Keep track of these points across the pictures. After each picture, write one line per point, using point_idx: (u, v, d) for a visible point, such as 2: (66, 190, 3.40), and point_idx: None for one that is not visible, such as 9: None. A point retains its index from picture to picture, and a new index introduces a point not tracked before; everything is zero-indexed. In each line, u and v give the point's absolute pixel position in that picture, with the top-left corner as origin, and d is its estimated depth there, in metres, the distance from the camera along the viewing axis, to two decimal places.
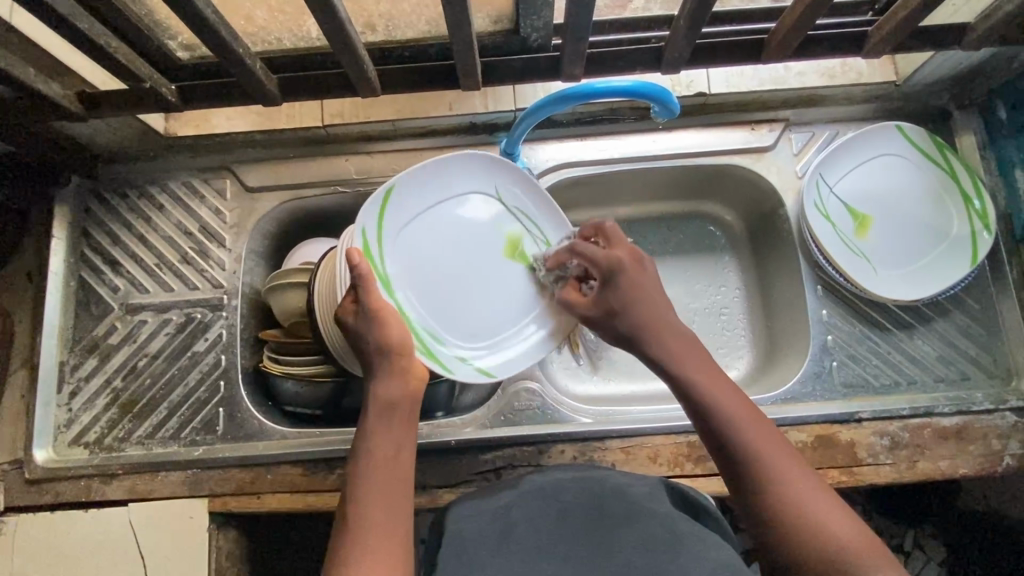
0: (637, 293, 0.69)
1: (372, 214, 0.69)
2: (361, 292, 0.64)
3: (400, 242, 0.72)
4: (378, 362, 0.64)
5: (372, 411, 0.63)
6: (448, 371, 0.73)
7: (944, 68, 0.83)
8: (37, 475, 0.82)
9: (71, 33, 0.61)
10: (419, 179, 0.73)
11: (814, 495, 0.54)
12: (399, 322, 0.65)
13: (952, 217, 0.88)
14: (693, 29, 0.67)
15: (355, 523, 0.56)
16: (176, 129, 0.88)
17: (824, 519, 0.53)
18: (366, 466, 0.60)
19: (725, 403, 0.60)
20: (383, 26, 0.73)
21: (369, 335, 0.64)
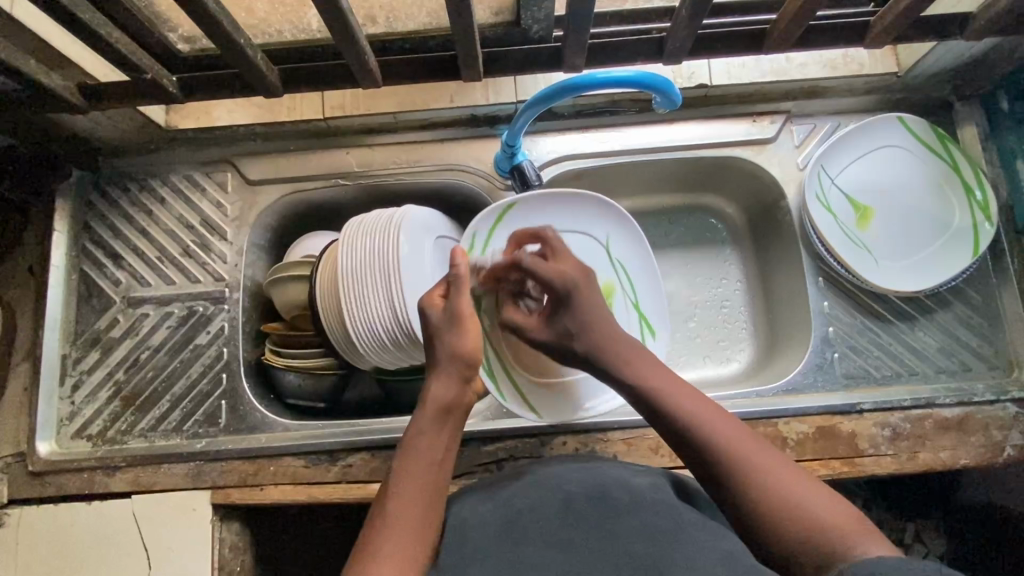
0: (587, 311, 0.70)
1: (487, 222, 0.82)
2: (454, 292, 0.68)
3: (504, 258, 0.84)
4: (444, 363, 0.66)
5: (425, 410, 0.64)
6: (499, 397, 0.81)
7: (947, 59, 0.83)
8: (40, 468, 0.82)
9: (71, 23, 0.61)
10: (538, 208, 0.85)
11: (787, 479, 0.55)
12: (475, 334, 0.68)
13: (953, 208, 0.88)
14: (694, 19, 0.67)
15: (395, 515, 0.57)
16: (178, 123, 0.88)
17: (801, 501, 0.53)
18: (412, 458, 0.61)
19: (685, 403, 0.62)
20: (383, 18, 0.74)
21: (446, 334, 0.67)
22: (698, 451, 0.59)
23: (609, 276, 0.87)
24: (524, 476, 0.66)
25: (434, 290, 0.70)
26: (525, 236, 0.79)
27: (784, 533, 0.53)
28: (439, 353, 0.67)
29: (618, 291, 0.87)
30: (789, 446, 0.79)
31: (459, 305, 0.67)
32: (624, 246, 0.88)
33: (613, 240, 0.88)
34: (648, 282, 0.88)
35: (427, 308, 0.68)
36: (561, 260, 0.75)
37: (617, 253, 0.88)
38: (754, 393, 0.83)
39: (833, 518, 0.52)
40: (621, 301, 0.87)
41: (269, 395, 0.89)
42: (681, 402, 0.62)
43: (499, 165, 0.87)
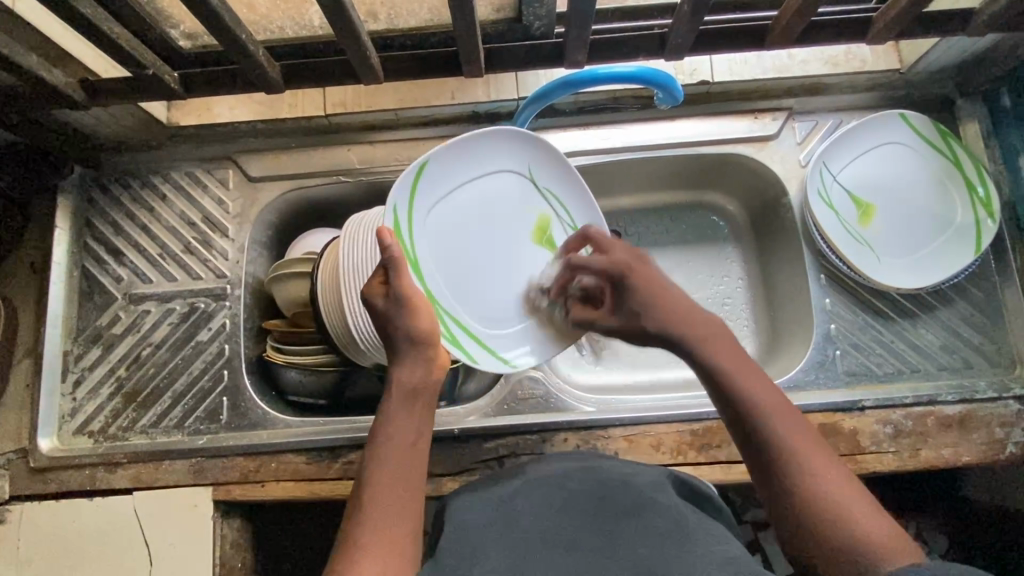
0: (650, 290, 0.67)
1: (404, 191, 0.71)
2: (394, 274, 0.64)
3: (431, 224, 0.74)
4: (403, 348, 0.65)
5: (394, 396, 0.64)
6: (470, 360, 0.74)
7: (949, 55, 0.82)
8: (42, 465, 0.82)
9: (74, 20, 0.61)
10: (451, 161, 0.75)
11: (847, 492, 0.53)
12: (426, 311, 0.66)
13: (956, 205, 0.88)
14: (696, 15, 0.67)
15: (370, 502, 0.57)
16: (179, 119, 0.89)
17: (853, 516, 0.51)
18: (385, 447, 0.61)
19: (760, 393, 0.59)
20: (385, 14, 0.74)
21: (398, 319, 0.64)
22: (765, 448, 0.56)
23: (541, 208, 0.82)
24: (525, 473, 0.66)
25: (374, 277, 0.66)
26: (576, 240, 0.78)
27: (831, 542, 0.51)
28: (393, 337, 0.65)
29: (553, 221, 0.83)
30: None
31: (402, 285, 0.64)
32: (553, 181, 0.82)
33: (538, 170, 0.82)
34: (582, 204, 0.83)
35: (370, 298, 0.65)
36: (612, 251, 0.72)
37: (543, 181, 0.82)
38: None
39: (886, 540, 0.50)
40: (559, 227, 0.83)
41: (270, 391, 0.90)
42: (758, 394, 0.59)
43: None
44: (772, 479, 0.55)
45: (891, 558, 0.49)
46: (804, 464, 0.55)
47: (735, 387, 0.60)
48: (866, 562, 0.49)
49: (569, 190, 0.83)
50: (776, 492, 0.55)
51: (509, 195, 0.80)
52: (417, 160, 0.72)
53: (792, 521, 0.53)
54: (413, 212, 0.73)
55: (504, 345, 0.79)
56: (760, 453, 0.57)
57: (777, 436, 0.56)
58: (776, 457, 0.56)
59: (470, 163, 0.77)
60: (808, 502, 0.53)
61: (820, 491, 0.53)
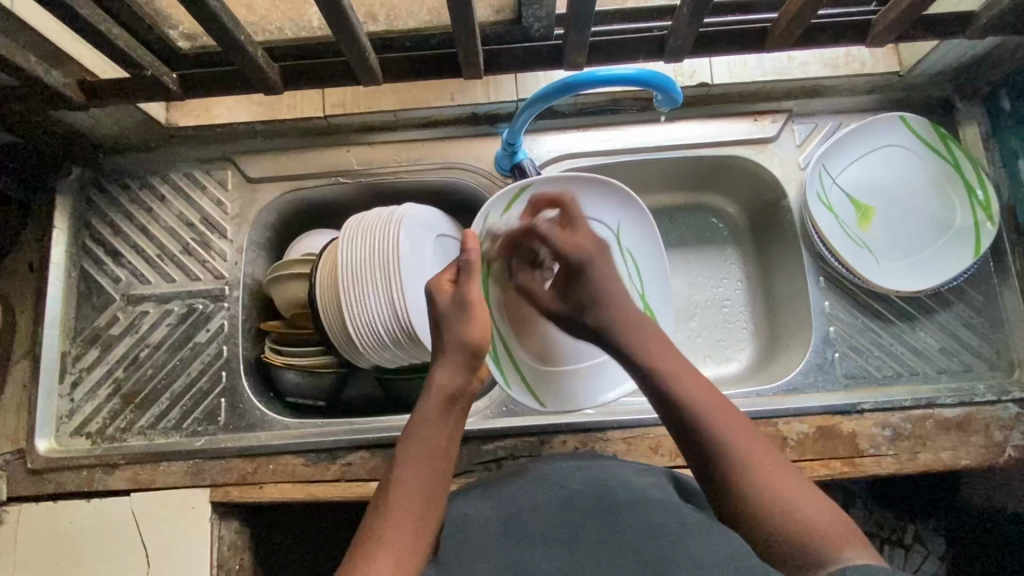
0: (600, 290, 0.75)
1: (499, 207, 0.80)
2: (464, 278, 0.66)
3: (516, 245, 0.83)
4: (453, 352, 0.64)
5: (431, 398, 0.63)
6: (503, 384, 0.81)
7: (949, 58, 0.82)
8: (39, 465, 0.82)
9: (72, 20, 0.61)
10: (551, 200, 0.83)
11: (780, 479, 0.58)
12: (486, 324, 0.66)
13: (955, 208, 0.88)
14: (696, 17, 0.67)
15: (394, 504, 0.57)
16: (178, 120, 0.88)
17: (785, 499, 0.57)
18: (416, 449, 0.61)
19: (699, 394, 0.64)
20: (384, 16, 0.74)
21: (456, 323, 0.65)
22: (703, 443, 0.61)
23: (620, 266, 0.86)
24: (524, 475, 0.65)
25: (445, 274, 0.68)
26: (541, 199, 0.81)
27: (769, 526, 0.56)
28: (446, 340, 0.65)
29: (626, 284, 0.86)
30: (790, 445, 0.79)
31: (469, 291, 0.65)
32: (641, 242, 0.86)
33: (624, 228, 0.86)
34: (657, 271, 0.86)
35: (435, 293, 0.66)
36: (577, 233, 0.79)
37: (628, 240, 0.86)
38: (753, 392, 0.83)
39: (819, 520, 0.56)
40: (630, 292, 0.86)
41: (268, 392, 0.89)
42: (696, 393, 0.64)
43: (500, 163, 0.87)
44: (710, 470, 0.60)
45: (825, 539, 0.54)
46: (748, 458, 0.59)
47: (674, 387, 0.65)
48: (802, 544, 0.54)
49: (649, 256, 0.86)
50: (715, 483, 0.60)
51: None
52: (521, 183, 0.80)
53: (733, 508, 0.58)
54: (506, 225, 0.82)
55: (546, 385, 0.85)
56: (699, 448, 0.61)
57: (714, 432, 0.61)
58: (713, 450, 0.60)
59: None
60: (744, 491, 0.58)
61: (755, 479, 0.58)
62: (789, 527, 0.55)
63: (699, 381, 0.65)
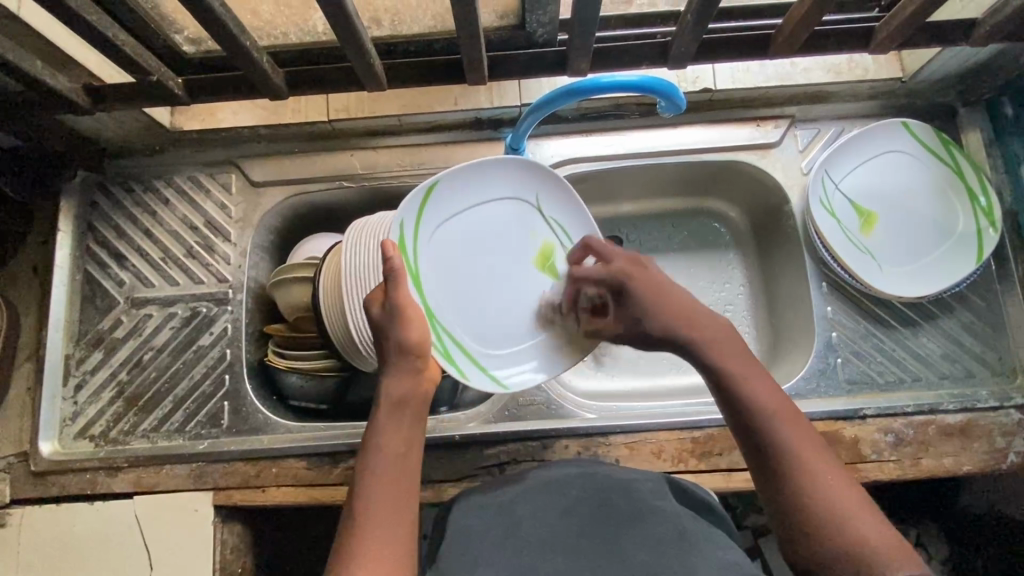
0: (650, 296, 0.68)
1: (411, 209, 0.71)
2: (392, 285, 0.64)
3: (436, 241, 0.73)
4: (396, 359, 0.64)
5: (386, 406, 0.63)
6: (462, 378, 0.73)
7: (951, 65, 0.83)
8: (42, 468, 0.82)
9: (79, 26, 0.61)
10: (461, 184, 0.75)
11: (847, 498, 0.54)
12: (421, 326, 0.64)
13: (958, 214, 0.88)
14: (700, 24, 0.67)
15: (362, 517, 0.57)
16: (182, 124, 0.88)
17: (854, 520, 0.53)
18: (375, 459, 0.60)
19: (765, 397, 0.59)
20: (388, 21, 0.74)
21: (395, 329, 0.64)
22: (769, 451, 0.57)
23: (547, 237, 0.80)
24: (526, 479, 0.65)
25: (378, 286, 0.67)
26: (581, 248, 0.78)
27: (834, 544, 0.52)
28: (388, 348, 0.64)
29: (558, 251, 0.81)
30: None
31: (400, 296, 0.64)
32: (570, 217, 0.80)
33: (544, 201, 0.80)
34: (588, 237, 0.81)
35: (369, 306, 0.65)
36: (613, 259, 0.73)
37: (551, 211, 0.80)
38: None
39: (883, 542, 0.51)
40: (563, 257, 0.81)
41: (271, 395, 0.90)
42: (767, 397, 0.59)
43: None
44: (777, 481, 0.56)
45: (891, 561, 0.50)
46: (809, 467, 0.55)
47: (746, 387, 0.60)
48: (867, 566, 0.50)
49: (575, 222, 0.81)
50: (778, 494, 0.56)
51: (512, 222, 0.78)
52: (428, 180, 0.71)
53: (792, 517, 0.54)
54: (419, 229, 0.72)
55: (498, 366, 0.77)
56: (766, 457, 0.57)
57: (785, 440, 0.57)
58: (784, 460, 0.56)
59: (473, 189, 0.76)
60: (809, 502, 0.54)
61: (820, 493, 0.54)
62: (841, 542, 0.52)
63: (768, 385, 0.61)
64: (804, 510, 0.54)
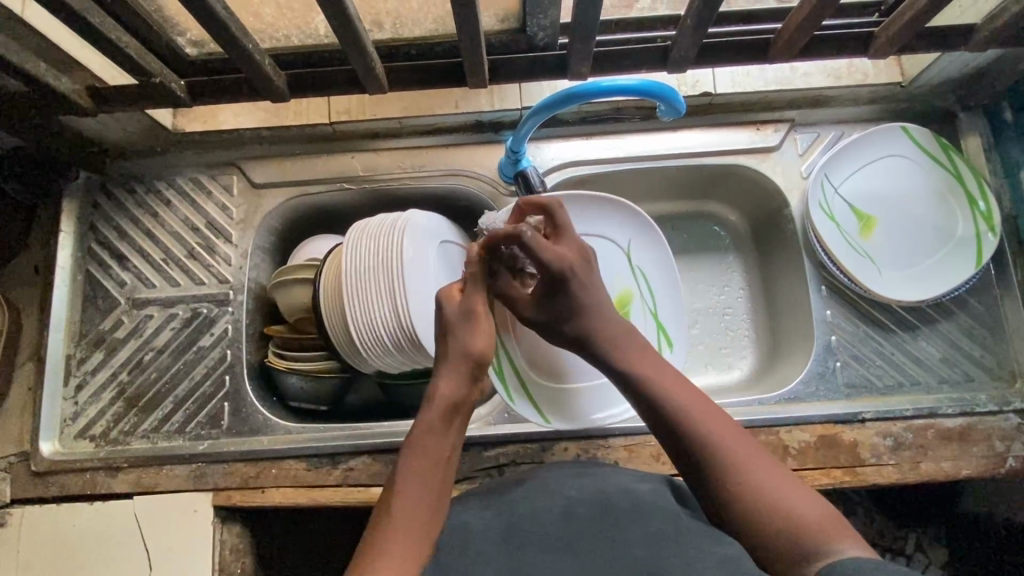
0: (581, 300, 0.67)
1: None
2: (475, 286, 0.67)
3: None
4: (456, 361, 0.65)
5: (433, 406, 0.64)
6: (509, 400, 0.81)
7: (951, 69, 0.83)
8: (43, 468, 0.83)
9: (82, 28, 0.62)
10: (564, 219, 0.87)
11: (768, 474, 0.57)
12: (490, 335, 0.67)
13: (957, 218, 0.88)
14: (699, 29, 0.68)
15: (398, 514, 0.57)
16: (184, 125, 0.89)
17: (778, 494, 0.56)
18: (417, 456, 0.61)
19: (680, 395, 0.63)
20: (390, 23, 0.74)
21: (465, 334, 0.66)
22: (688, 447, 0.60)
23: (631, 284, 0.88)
24: (525, 481, 0.66)
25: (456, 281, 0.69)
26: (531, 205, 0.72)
27: (763, 522, 0.55)
28: (452, 350, 0.66)
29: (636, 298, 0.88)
30: (791, 454, 0.79)
31: (478, 302, 0.67)
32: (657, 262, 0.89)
33: (636, 247, 0.89)
34: (666, 292, 0.88)
35: (445, 300, 0.68)
36: (562, 241, 0.70)
37: (638, 260, 0.89)
38: (755, 400, 0.83)
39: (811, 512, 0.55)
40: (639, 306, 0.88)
41: (270, 396, 0.89)
42: (680, 396, 0.62)
43: (504, 171, 0.87)
44: (698, 472, 0.59)
45: (820, 529, 0.53)
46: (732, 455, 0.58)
47: (658, 389, 0.63)
48: (798, 536, 0.53)
49: (660, 277, 0.88)
50: (705, 484, 0.59)
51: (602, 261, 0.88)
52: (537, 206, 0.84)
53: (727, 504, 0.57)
54: None
55: (550, 401, 0.83)
56: (686, 455, 0.60)
57: (701, 434, 0.60)
58: (702, 451, 0.59)
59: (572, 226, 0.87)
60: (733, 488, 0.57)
61: (742, 475, 0.57)
62: (781, 522, 0.54)
63: (681, 383, 0.64)
64: (733, 495, 0.57)
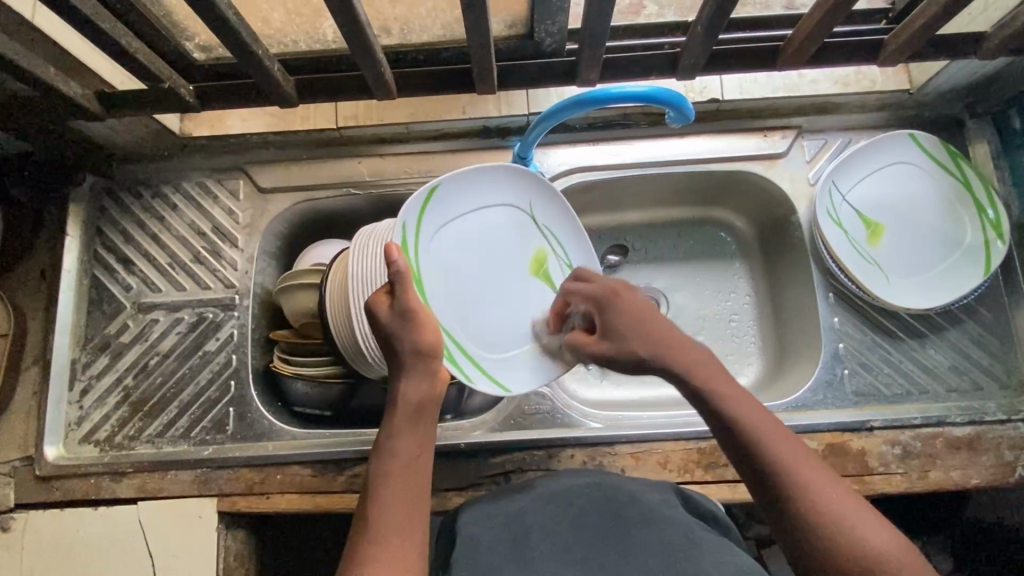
0: (632, 316, 0.65)
1: (413, 211, 0.71)
2: (401, 287, 0.63)
3: (436, 242, 0.74)
4: (408, 362, 0.63)
5: (398, 410, 0.63)
6: (469, 381, 0.73)
7: (960, 77, 0.83)
8: (47, 473, 0.82)
9: (93, 33, 0.62)
10: (459, 189, 0.76)
11: (849, 511, 0.51)
12: (431, 326, 0.64)
13: (965, 225, 0.88)
14: (710, 35, 0.68)
15: (376, 522, 0.57)
16: (191, 129, 0.89)
17: (859, 532, 0.50)
18: (388, 462, 0.60)
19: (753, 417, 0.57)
20: (398, 29, 0.75)
21: (407, 335, 0.63)
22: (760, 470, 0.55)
23: (539, 243, 0.84)
24: (532, 490, 0.65)
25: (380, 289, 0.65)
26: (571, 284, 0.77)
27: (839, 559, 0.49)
28: (400, 351, 0.63)
29: (550, 256, 0.84)
30: None
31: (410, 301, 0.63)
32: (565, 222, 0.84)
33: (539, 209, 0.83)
34: (579, 243, 0.85)
35: (375, 308, 0.64)
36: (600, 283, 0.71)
37: (543, 218, 0.83)
38: None
39: (892, 554, 0.49)
40: (555, 263, 0.85)
41: (276, 402, 0.89)
42: (753, 420, 0.57)
43: None
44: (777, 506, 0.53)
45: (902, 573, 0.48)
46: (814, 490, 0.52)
47: (726, 411, 0.58)
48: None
49: (570, 234, 0.85)
50: (788, 527, 0.52)
51: (507, 228, 0.81)
52: (428, 184, 0.72)
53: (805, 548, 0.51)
54: (420, 232, 0.73)
55: (499, 370, 0.77)
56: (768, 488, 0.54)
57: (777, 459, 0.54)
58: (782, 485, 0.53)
59: (471, 194, 0.77)
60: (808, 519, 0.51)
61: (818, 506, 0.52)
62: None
63: (754, 411, 0.57)
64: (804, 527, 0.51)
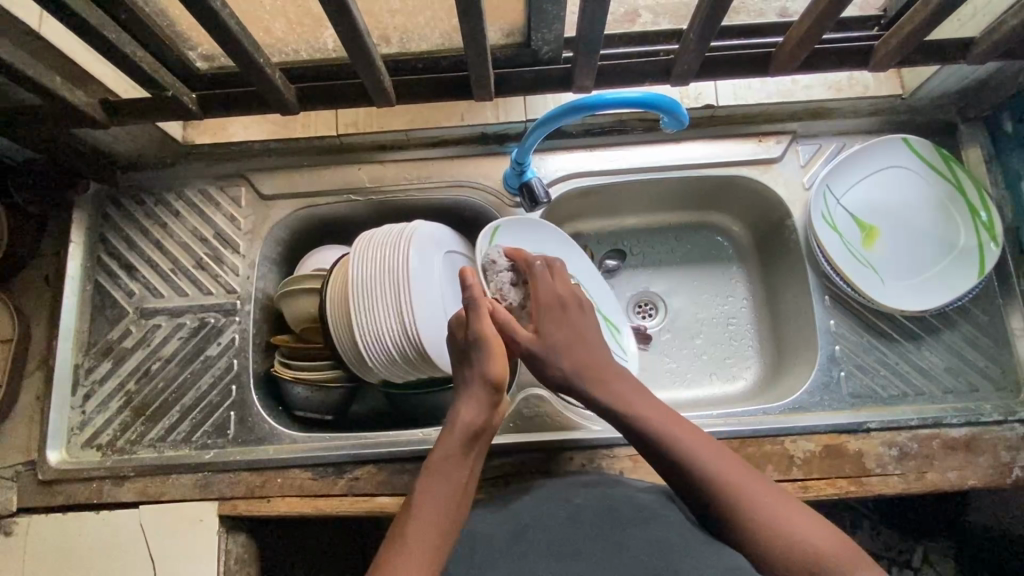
0: (572, 333, 0.73)
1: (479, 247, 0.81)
2: (476, 317, 0.67)
3: None
4: (476, 390, 0.66)
5: (452, 430, 0.64)
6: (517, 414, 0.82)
7: (951, 82, 0.84)
8: (50, 477, 0.83)
9: (97, 43, 0.63)
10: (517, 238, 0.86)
11: (778, 505, 0.58)
12: (503, 359, 0.67)
13: (959, 228, 0.88)
14: (702, 42, 0.69)
15: (412, 526, 0.56)
16: (194, 137, 0.91)
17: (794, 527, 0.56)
18: (437, 478, 0.60)
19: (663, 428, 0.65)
20: (397, 38, 0.75)
21: (479, 361, 0.66)
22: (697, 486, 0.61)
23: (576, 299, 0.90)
24: (533, 491, 0.66)
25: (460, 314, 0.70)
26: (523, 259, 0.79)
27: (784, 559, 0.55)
28: (470, 376, 0.66)
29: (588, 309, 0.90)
30: (796, 464, 0.79)
31: (482, 330, 0.67)
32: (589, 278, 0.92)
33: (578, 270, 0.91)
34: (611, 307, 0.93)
35: (454, 333, 0.69)
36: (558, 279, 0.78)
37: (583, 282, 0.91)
38: (759, 410, 0.83)
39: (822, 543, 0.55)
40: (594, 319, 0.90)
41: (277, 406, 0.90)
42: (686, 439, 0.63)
43: (509, 183, 0.88)
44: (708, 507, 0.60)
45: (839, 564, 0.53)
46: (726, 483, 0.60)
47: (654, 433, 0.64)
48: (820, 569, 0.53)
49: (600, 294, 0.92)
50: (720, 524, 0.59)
51: None
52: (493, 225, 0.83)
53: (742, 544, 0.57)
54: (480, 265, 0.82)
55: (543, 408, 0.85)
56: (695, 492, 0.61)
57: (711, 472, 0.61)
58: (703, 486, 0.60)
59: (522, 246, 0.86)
60: (745, 524, 0.57)
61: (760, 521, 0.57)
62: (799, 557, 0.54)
63: (686, 432, 0.64)
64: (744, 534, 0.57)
